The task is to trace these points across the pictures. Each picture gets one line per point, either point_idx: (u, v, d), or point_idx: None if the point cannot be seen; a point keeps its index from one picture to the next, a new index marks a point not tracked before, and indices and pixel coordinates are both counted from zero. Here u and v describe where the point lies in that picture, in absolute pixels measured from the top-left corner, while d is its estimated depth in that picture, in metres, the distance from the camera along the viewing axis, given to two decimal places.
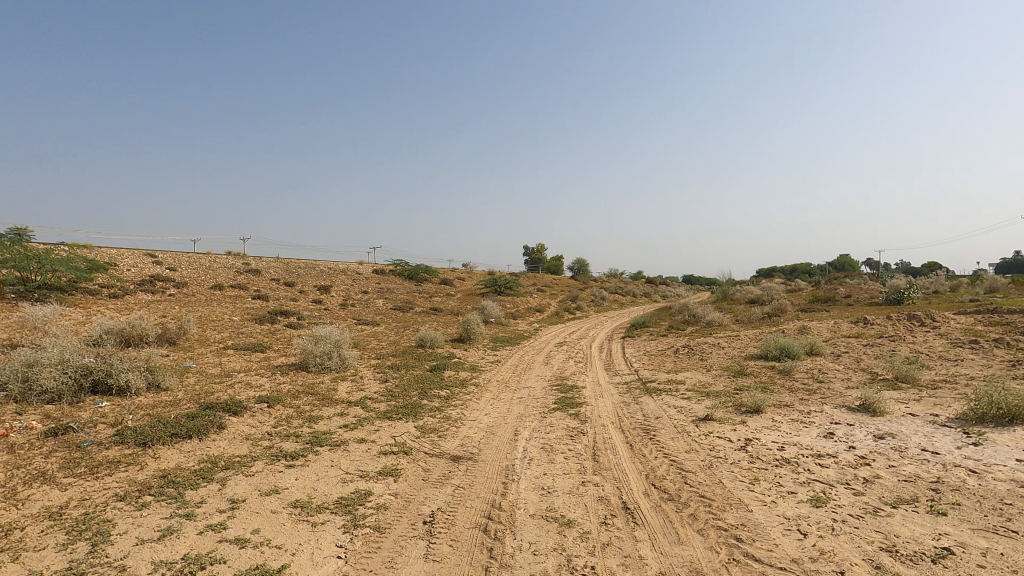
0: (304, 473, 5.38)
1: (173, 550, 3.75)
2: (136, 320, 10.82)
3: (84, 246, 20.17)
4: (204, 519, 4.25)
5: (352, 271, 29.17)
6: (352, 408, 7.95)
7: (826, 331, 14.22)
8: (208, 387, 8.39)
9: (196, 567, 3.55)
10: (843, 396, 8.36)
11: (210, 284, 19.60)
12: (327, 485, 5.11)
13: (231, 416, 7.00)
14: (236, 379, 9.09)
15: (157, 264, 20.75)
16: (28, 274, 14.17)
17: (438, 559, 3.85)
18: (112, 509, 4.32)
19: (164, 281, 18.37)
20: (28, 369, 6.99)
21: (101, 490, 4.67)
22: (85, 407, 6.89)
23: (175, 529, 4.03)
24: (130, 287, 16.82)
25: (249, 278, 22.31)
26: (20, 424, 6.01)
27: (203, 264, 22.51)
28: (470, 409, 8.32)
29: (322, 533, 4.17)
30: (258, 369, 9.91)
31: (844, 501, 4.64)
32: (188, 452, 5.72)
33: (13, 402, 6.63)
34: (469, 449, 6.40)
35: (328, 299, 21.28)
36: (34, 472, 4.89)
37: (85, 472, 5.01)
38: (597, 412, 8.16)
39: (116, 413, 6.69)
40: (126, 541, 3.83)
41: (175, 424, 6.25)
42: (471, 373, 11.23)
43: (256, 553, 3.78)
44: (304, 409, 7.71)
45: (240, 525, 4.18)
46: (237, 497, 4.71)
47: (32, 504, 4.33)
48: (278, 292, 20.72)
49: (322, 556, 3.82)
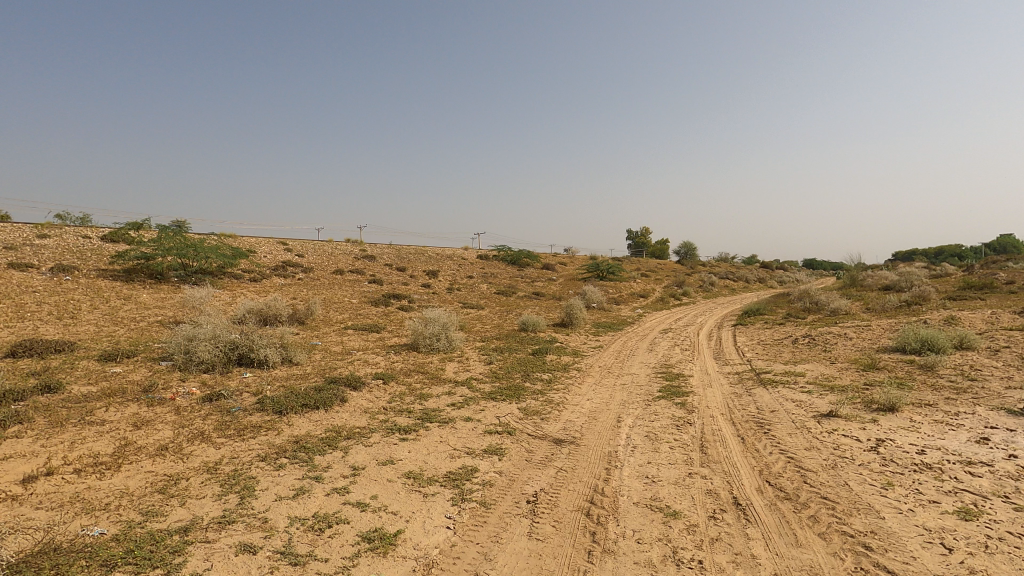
0: (415, 447, 5.72)
1: (305, 508, 4.18)
2: (272, 301, 12.12)
3: (230, 236, 22.88)
4: (330, 482, 4.69)
5: (458, 257, 30.33)
6: (459, 389, 8.28)
7: (980, 322, 12.39)
8: (332, 363, 9.20)
9: (325, 524, 3.93)
10: (1003, 397, 7.27)
11: (332, 269, 21.34)
12: (436, 459, 5.41)
13: (352, 390, 7.63)
14: (356, 356, 9.88)
15: (288, 250, 23.00)
16: (187, 259, 16.10)
17: (542, 538, 3.93)
18: (256, 467, 4.91)
19: (294, 267, 20.27)
20: (189, 343, 8.13)
21: (246, 450, 5.32)
22: (233, 376, 7.86)
23: (306, 489, 4.49)
24: (267, 271, 18.81)
25: (366, 263, 24.01)
26: (184, 390, 7.01)
27: (326, 251, 24.58)
28: (572, 393, 8.36)
29: (433, 504, 4.42)
30: (375, 349, 10.64)
31: (1002, 516, 4.06)
32: (316, 421, 6.34)
33: (177, 372, 7.70)
34: (572, 433, 6.43)
35: (436, 283, 22.34)
36: (194, 432, 5.67)
37: (234, 433, 5.71)
38: (705, 402, 7.83)
39: (257, 384, 7.56)
40: (268, 496, 4.34)
41: (305, 395, 6.93)
42: (574, 358, 11.22)
43: (375, 517, 4.11)
44: (416, 387, 8.21)
45: (361, 491, 4.56)
46: (358, 464, 5.14)
47: (194, 458, 5.04)
48: (391, 277, 22.04)
49: (433, 525, 4.06)
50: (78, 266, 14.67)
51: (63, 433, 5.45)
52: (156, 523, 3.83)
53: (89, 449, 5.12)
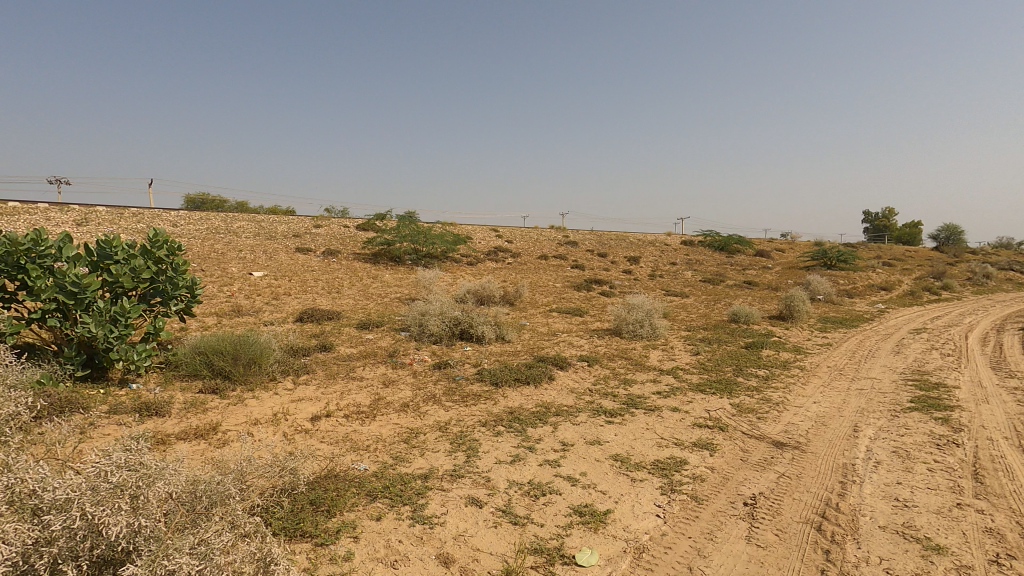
0: (622, 431, 5.74)
1: (521, 473, 4.52)
2: (487, 283, 13.26)
3: (451, 224, 25.59)
4: (542, 453, 4.98)
5: (660, 243, 29.38)
6: (664, 377, 8.04)
7: None
8: (539, 343, 9.71)
9: (539, 492, 4.20)
10: None
11: (537, 254, 22.45)
12: (643, 446, 5.35)
13: (558, 370, 7.97)
14: (561, 338, 10.28)
15: (499, 237, 24.86)
16: (419, 245, 18.54)
17: (763, 546, 3.63)
18: (478, 431, 5.46)
19: (504, 252, 21.84)
20: (422, 317, 9.38)
21: (470, 415, 5.94)
22: (456, 349, 8.83)
23: (522, 457, 4.84)
24: (481, 256, 20.61)
25: (569, 249, 24.72)
26: (419, 357, 8.12)
27: (532, 237, 25.93)
28: (794, 394, 7.50)
29: (641, 489, 4.40)
30: (578, 332, 10.93)
31: None
32: (528, 395, 6.77)
33: (413, 342, 8.95)
34: (795, 437, 5.78)
35: (638, 270, 21.96)
36: (428, 394, 6.53)
37: (459, 399, 6.43)
38: (980, 420, 6.32)
39: (476, 356, 8.38)
40: (489, 459, 4.79)
41: (517, 371, 7.46)
42: (795, 355, 10.03)
43: (585, 493, 4.24)
44: (619, 372, 8.22)
45: (571, 466, 4.74)
46: (567, 440, 5.35)
47: (429, 417, 5.82)
48: (592, 263, 22.33)
49: (642, 510, 4.04)
50: (341, 251, 17.93)
51: (335, 385, 6.76)
52: (403, 467, 4.52)
53: (353, 399, 6.27)
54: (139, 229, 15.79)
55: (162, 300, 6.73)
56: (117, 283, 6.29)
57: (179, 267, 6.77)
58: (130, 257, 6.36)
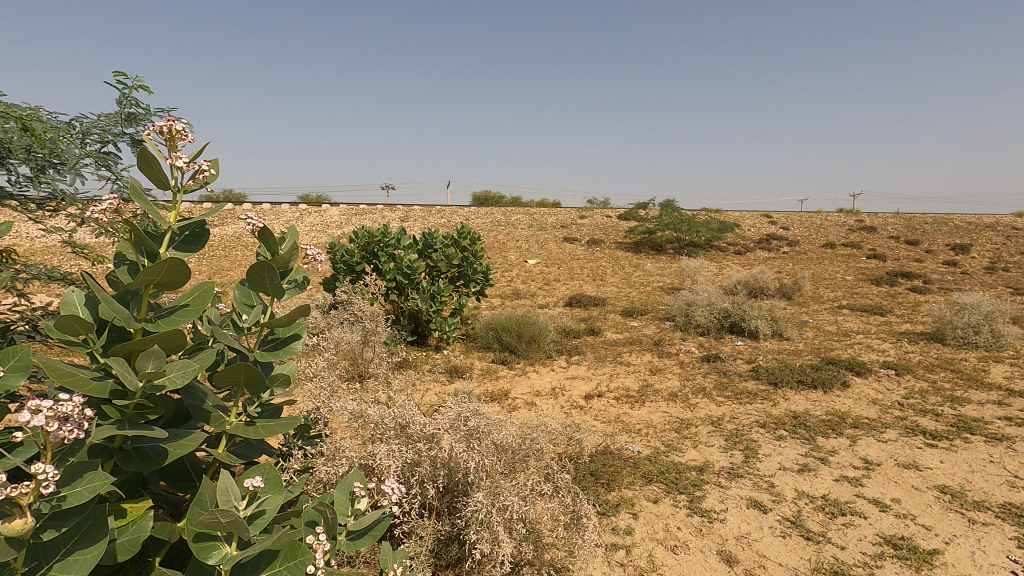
0: (951, 459, 4.64)
1: (812, 486, 4.04)
2: (760, 274, 12.13)
3: (716, 211, 24.10)
4: (838, 468, 4.36)
5: (1004, 227, 22.55)
6: (1016, 400, 6.19)
7: None
8: (827, 343, 8.48)
9: (836, 510, 3.70)
10: None
11: (821, 242, 19.55)
12: (986, 482, 4.23)
13: (854, 376, 6.84)
14: (856, 339, 8.78)
15: (772, 224, 22.42)
16: (681, 234, 18.00)
17: None
18: (756, 432, 5.07)
19: (779, 240, 19.62)
20: (689, 308, 9.11)
21: (745, 413, 5.56)
22: (726, 342, 8.34)
23: (812, 468, 4.32)
24: (751, 244, 18.92)
25: (863, 236, 20.86)
26: (686, 348, 7.92)
27: (814, 223, 22.67)
28: None
29: (985, 535, 3.49)
30: (880, 334, 9.18)
31: None
32: (815, 400, 6.00)
33: (679, 332, 8.76)
34: None
35: (968, 261, 17.28)
36: (698, 386, 6.33)
37: (732, 395, 6.07)
38: None
39: (749, 352, 7.77)
40: (771, 463, 4.41)
41: (800, 372, 6.66)
42: None
43: (899, 523, 3.57)
44: (943, 386, 6.63)
45: (878, 489, 4.04)
46: (871, 458, 4.57)
47: (700, 410, 5.64)
48: (897, 252, 18.42)
49: (988, 561, 3.21)
50: (603, 240, 18.55)
51: (604, 368, 7.08)
52: (676, 456, 4.49)
53: (622, 383, 6.47)
54: (441, 224, 18.98)
55: (465, 282, 8.05)
56: (436, 268, 7.79)
57: (478, 255, 7.99)
58: (445, 247, 7.80)
